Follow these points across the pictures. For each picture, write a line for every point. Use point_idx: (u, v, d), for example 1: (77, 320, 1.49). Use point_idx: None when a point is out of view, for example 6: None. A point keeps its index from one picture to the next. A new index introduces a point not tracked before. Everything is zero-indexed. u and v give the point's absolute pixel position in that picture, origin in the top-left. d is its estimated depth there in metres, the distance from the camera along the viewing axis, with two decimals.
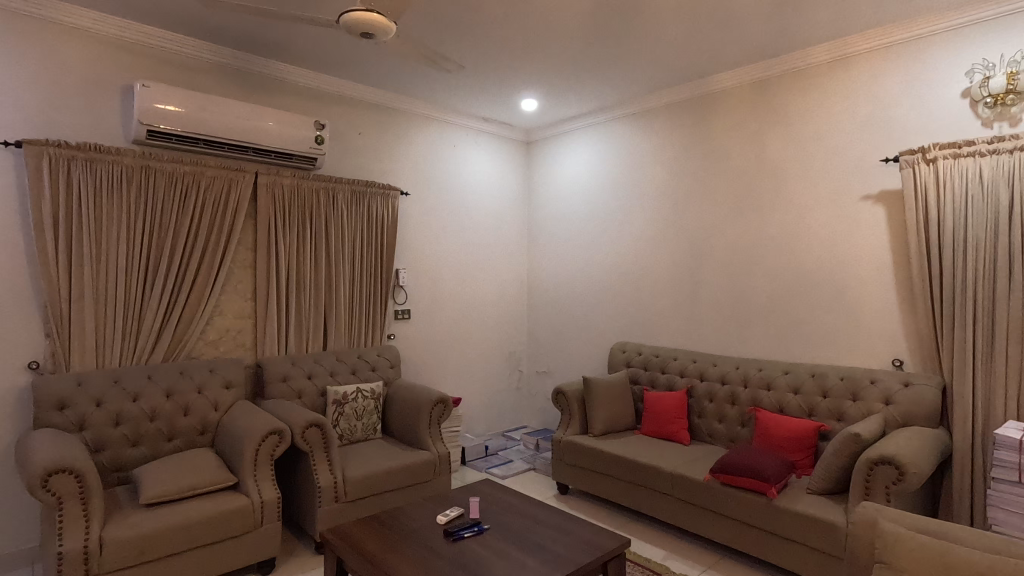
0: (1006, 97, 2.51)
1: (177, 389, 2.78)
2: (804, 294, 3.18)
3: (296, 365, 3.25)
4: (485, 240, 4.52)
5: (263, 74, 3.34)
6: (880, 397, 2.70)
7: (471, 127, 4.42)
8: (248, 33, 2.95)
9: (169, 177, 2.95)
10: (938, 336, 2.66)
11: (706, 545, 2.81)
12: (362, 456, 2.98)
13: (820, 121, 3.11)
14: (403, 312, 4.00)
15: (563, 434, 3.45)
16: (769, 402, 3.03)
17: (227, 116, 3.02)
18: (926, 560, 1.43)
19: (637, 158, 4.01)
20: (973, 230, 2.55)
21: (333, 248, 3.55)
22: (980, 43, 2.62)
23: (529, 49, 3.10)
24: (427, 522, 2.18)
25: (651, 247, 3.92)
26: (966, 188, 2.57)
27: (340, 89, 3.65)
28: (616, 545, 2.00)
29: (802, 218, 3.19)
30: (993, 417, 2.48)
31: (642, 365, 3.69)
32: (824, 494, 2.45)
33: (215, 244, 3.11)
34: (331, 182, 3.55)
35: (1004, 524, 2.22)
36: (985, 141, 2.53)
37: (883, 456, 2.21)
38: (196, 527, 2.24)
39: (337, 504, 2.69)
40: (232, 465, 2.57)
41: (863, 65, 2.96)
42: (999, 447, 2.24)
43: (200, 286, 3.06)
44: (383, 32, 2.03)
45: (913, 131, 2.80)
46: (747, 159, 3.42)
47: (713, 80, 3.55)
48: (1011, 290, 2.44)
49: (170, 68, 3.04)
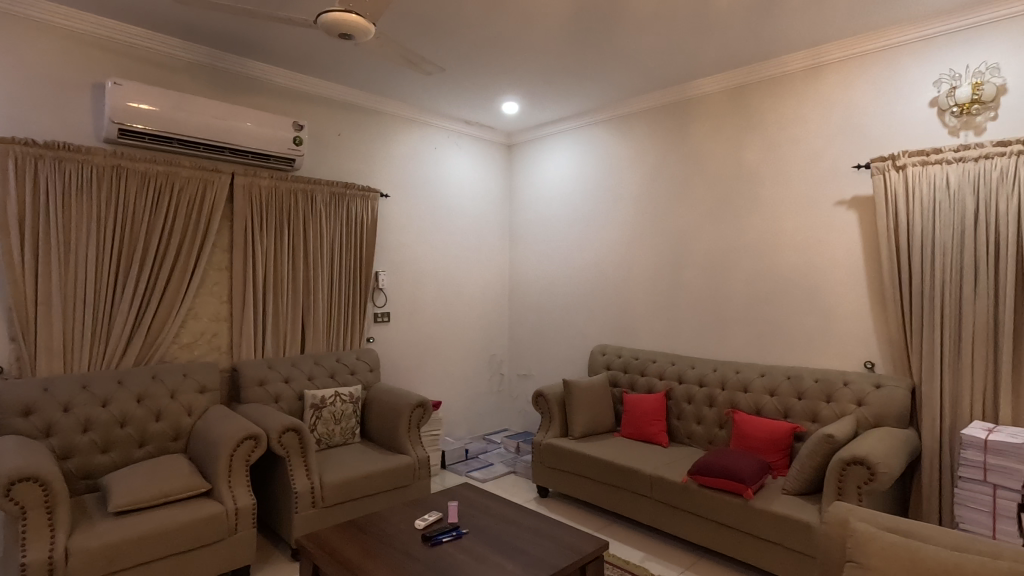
0: (972, 106, 2.59)
1: (149, 394, 2.72)
2: (779, 297, 3.24)
3: (273, 369, 3.20)
4: (466, 242, 4.51)
5: (240, 74, 3.29)
6: (853, 398, 2.75)
7: (452, 129, 4.42)
8: (225, 31, 2.91)
9: (141, 177, 2.88)
10: (907, 338, 2.73)
11: (684, 546, 2.83)
12: (340, 461, 2.94)
13: (795, 128, 3.18)
14: (382, 315, 3.96)
15: (543, 437, 3.45)
16: (746, 404, 3.08)
17: (202, 115, 2.97)
18: (896, 559, 1.45)
19: (617, 161, 4.04)
20: (941, 236, 2.62)
21: (312, 251, 3.51)
22: (947, 53, 2.69)
23: (509, 51, 3.10)
24: (405, 527, 2.17)
25: (630, 250, 3.95)
26: (934, 194, 2.64)
27: (319, 89, 3.62)
28: (594, 547, 2.01)
29: (777, 222, 3.24)
30: (960, 417, 2.55)
31: (622, 367, 3.72)
32: (799, 494, 2.49)
33: (190, 246, 3.05)
34: (309, 183, 3.51)
35: (970, 522, 2.29)
36: (952, 149, 2.60)
37: (855, 457, 2.25)
38: (167, 535, 2.19)
39: (314, 509, 2.66)
40: (206, 472, 2.52)
41: (835, 73, 3.03)
42: (965, 447, 2.30)
43: (173, 289, 3.00)
44: (361, 33, 2.01)
45: (883, 139, 2.88)
46: (724, 164, 3.47)
47: (691, 86, 3.60)
48: (977, 294, 2.51)
49: (144, 66, 2.98)
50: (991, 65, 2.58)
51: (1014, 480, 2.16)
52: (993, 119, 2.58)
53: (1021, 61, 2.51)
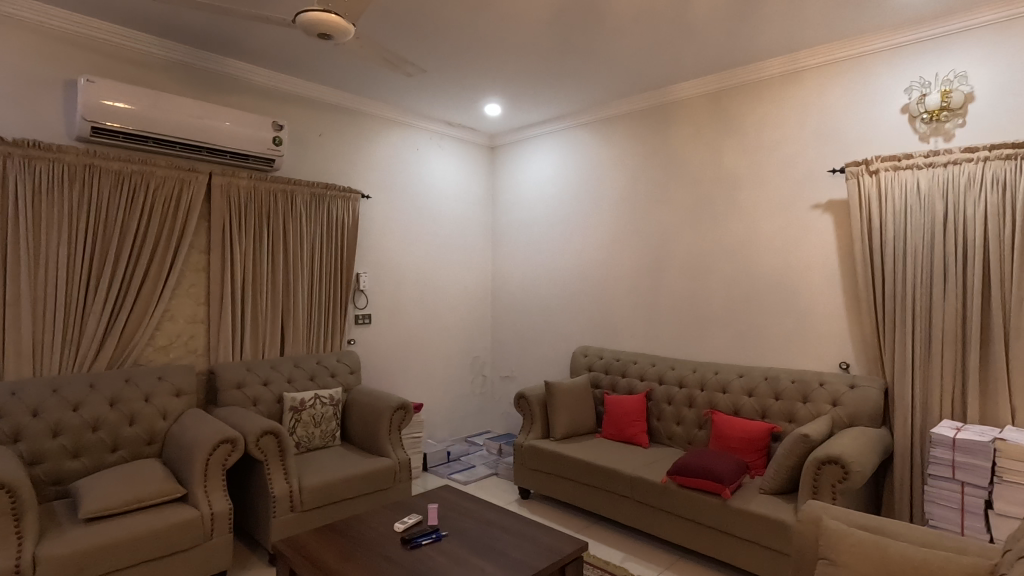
0: (941, 113, 2.67)
1: (122, 398, 2.66)
2: (757, 299, 3.28)
3: (251, 372, 3.16)
4: (449, 243, 4.50)
5: (219, 72, 3.25)
6: (828, 398, 2.80)
7: (435, 131, 4.41)
8: (202, 29, 2.86)
9: (115, 176, 2.83)
10: (881, 339, 2.79)
11: (664, 546, 2.85)
12: (319, 464, 2.91)
13: (772, 133, 3.23)
14: (363, 316, 3.93)
15: (525, 439, 3.45)
16: (725, 405, 3.11)
17: (179, 114, 2.92)
18: (866, 554, 1.48)
19: (599, 163, 4.06)
20: (913, 239, 2.68)
21: (292, 252, 3.48)
22: (918, 61, 2.76)
23: (490, 53, 3.10)
24: (384, 530, 2.15)
25: (611, 252, 3.98)
26: (905, 199, 2.70)
27: (300, 89, 3.59)
28: (574, 548, 2.01)
29: (755, 225, 3.29)
30: (930, 416, 2.61)
31: (604, 369, 3.74)
32: (776, 494, 2.53)
33: (165, 247, 3.00)
34: (289, 183, 3.47)
35: (939, 518, 2.34)
36: (922, 155, 2.67)
37: (830, 456, 2.29)
38: (141, 542, 2.15)
39: (292, 513, 2.62)
40: (181, 477, 2.48)
41: (811, 79, 3.09)
42: (934, 445, 2.36)
43: (148, 290, 2.94)
44: (341, 33, 2.00)
45: (857, 144, 2.94)
46: (704, 168, 3.51)
47: (671, 90, 3.64)
48: (946, 295, 2.58)
49: (118, 63, 2.92)
50: (959, 73, 2.65)
51: (981, 477, 2.22)
52: (961, 125, 2.65)
53: (987, 70, 2.59)
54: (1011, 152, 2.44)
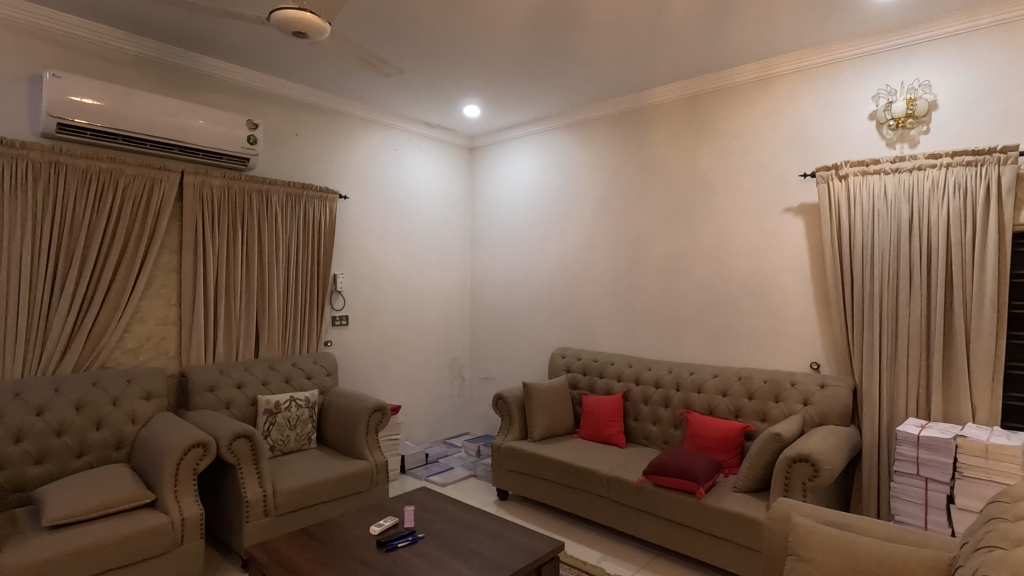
0: (907, 120, 2.75)
1: (88, 401, 2.59)
2: (731, 301, 3.34)
3: (224, 374, 3.10)
4: (427, 243, 4.48)
5: (192, 70, 3.19)
6: (799, 398, 2.86)
7: (413, 132, 4.39)
8: (174, 25, 2.81)
9: (82, 174, 2.75)
10: (849, 340, 2.86)
11: (640, 545, 2.88)
12: (294, 468, 2.87)
13: (745, 138, 3.30)
14: (341, 317, 3.89)
15: (503, 440, 3.45)
16: (700, 405, 3.16)
17: (150, 112, 2.86)
18: (833, 550, 1.52)
19: (577, 166, 4.09)
20: (880, 243, 2.76)
21: (267, 252, 3.42)
22: (884, 69, 2.84)
23: (468, 55, 3.10)
24: (359, 534, 2.13)
25: (589, 254, 4.01)
26: (873, 204, 2.78)
27: (276, 88, 3.55)
28: (550, 548, 2.02)
29: (730, 228, 3.35)
30: (896, 415, 2.68)
31: (581, 369, 3.77)
32: (748, 492, 2.57)
33: (135, 247, 2.93)
34: (265, 183, 3.42)
35: (905, 513, 2.41)
36: (889, 160, 2.74)
37: (800, 454, 2.34)
38: (108, 549, 2.09)
39: (267, 518, 2.58)
40: (151, 482, 2.42)
41: (784, 85, 3.16)
42: (900, 443, 2.42)
43: (117, 291, 2.87)
44: (317, 31, 1.98)
45: (827, 149, 3.01)
46: (680, 171, 3.56)
47: (648, 94, 3.68)
48: (911, 297, 2.66)
49: (86, 58, 2.86)
50: (923, 82, 2.74)
51: (943, 473, 2.30)
52: (926, 132, 2.74)
53: (949, 79, 2.68)
54: (971, 158, 2.53)
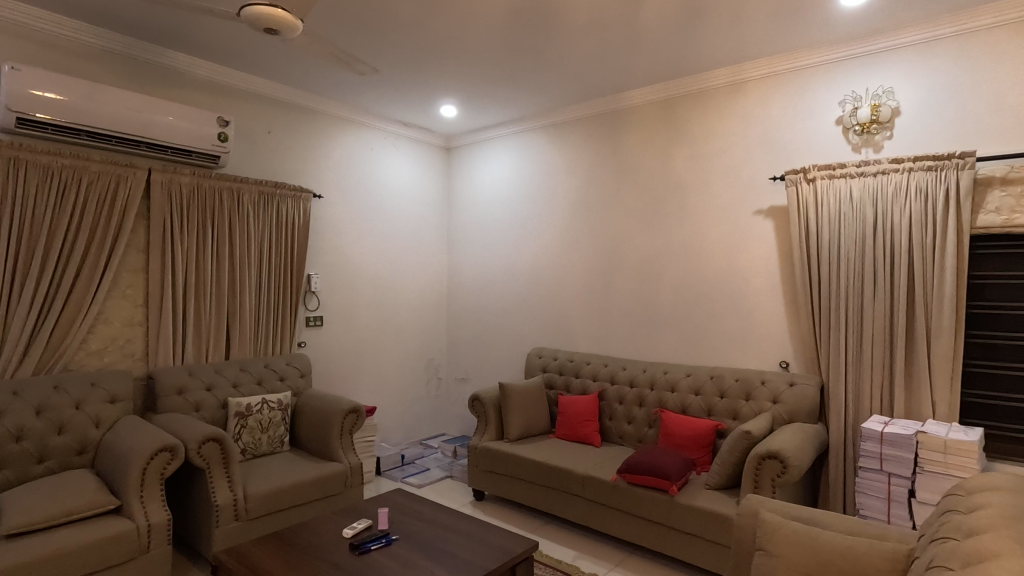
0: (871, 125, 2.83)
1: (49, 405, 2.51)
2: (704, 301, 3.39)
3: (194, 376, 3.04)
4: (403, 243, 4.45)
5: (160, 65, 3.12)
6: (769, 397, 2.93)
7: (389, 131, 4.35)
8: (141, 19, 2.74)
9: (44, 171, 2.67)
10: (817, 339, 2.93)
11: (614, 543, 2.91)
12: (266, 471, 2.82)
13: (718, 141, 3.35)
14: (315, 318, 3.84)
15: (479, 441, 3.45)
16: (674, 403, 3.20)
17: (116, 107, 2.78)
18: (798, 544, 1.56)
19: (554, 167, 4.11)
20: (846, 244, 2.83)
21: (238, 252, 3.36)
22: (851, 76, 2.92)
23: (445, 54, 3.08)
24: (332, 537, 2.11)
25: (566, 254, 4.03)
26: (839, 207, 2.85)
27: (247, 84, 3.48)
28: (524, 548, 2.03)
29: (702, 229, 3.40)
30: (862, 412, 2.76)
31: (558, 369, 3.79)
32: (720, 489, 2.62)
33: (99, 246, 2.84)
34: (236, 182, 3.36)
35: (869, 508, 2.48)
36: (855, 164, 2.82)
37: (770, 451, 2.39)
38: (69, 557, 2.03)
39: (237, 522, 2.54)
40: (116, 488, 2.36)
41: (754, 90, 3.22)
42: (864, 439, 2.49)
43: (81, 292, 2.79)
44: (288, 28, 1.96)
45: (796, 153, 3.09)
46: (654, 173, 3.61)
47: (623, 96, 3.72)
48: (876, 297, 2.74)
49: (47, 51, 2.76)
50: (886, 89, 2.82)
51: (905, 468, 2.37)
52: (890, 138, 2.82)
53: (912, 86, 2.76)
54: (932, 163, 2.61)
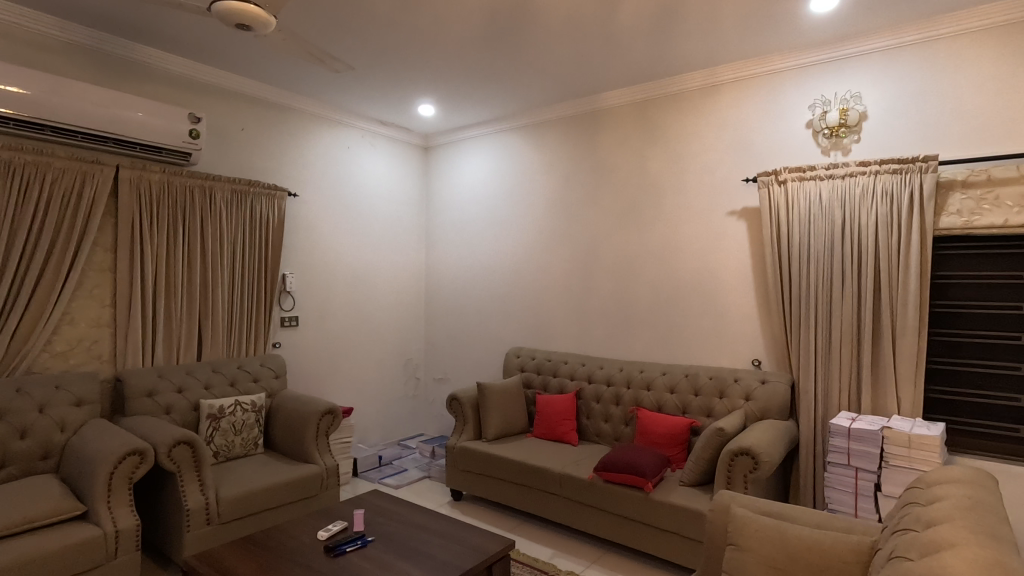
0: (840, 129, 2.90)
1: (12, 408, 2.44)
2: (679, 301, 3.44)
3: (164, 378, 2.97)
4: (381, 242, 4.42)
5: (130, 60, 3.05)
6: (742, 394, 2.98)
7: (367, 130, 4.31)
8: (109, 13, 2.67)
9: (5, 167, 2.59)
10: (788, 338, 3.00)
11: (591, 541, 2.93)
12: (239, 474, 2.78)
13: (693, 143, 3.40)
14: (290, 318, 3.80)
15: (457, 441, 3.44)
16: (649, 402, 3.24)
17: (82, 101, 2.70)
18: (767, 539, 1.59)
19: (532, 167, 4.12)
20: (816, 245, 2.90)
21: (210, 251, 3.30)
22: (821, 81, 2.99)
23: (422, 52, 3.06)
24: (307, 539, 2.08)
25: (544, 254, 4.04)
26: (809, 209, 2.92)
27: (220, 81, 3.42)
28: (501, 546, 2.04)
29: (677, 230, 3.45)
30: (830, 409, 2.83)
31: (536, 369, 3.80)
32: (694, 485, 2.66)
33: (64, 245, 2.77)
34: (208, 180, 3.29)
35: (836, 502, 2.54)
36: (823, 167, 2.89)
37: (742, 448, 2.43)
38: (32, 565, 1.97)
39: (209, 526, 2.49)
40: (82, 493, 2.29)
41: (728, 93, 3.28)
42: (832, 435, 2.56)
43: (44, 291, 2.71)
44: (261, 24, 1.93)
45: (768, 155, 3.15)
46: (631, 173, 3.64)
47: (600, 98, 3.75)
48: (844, 296, 2.81)
49: (7, 43, 2.67)
50: (854, 93, 2.89)
51: (872, 462, 2.44)
52: (857, 141, 2.90)
53: (878, 92, 2.84)
54: (898, 167, 2.69)
